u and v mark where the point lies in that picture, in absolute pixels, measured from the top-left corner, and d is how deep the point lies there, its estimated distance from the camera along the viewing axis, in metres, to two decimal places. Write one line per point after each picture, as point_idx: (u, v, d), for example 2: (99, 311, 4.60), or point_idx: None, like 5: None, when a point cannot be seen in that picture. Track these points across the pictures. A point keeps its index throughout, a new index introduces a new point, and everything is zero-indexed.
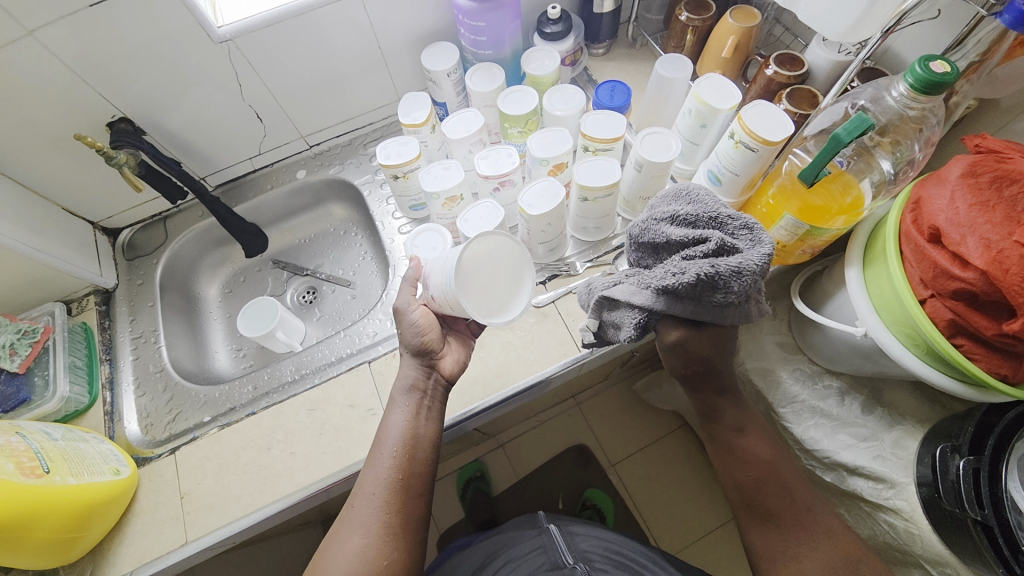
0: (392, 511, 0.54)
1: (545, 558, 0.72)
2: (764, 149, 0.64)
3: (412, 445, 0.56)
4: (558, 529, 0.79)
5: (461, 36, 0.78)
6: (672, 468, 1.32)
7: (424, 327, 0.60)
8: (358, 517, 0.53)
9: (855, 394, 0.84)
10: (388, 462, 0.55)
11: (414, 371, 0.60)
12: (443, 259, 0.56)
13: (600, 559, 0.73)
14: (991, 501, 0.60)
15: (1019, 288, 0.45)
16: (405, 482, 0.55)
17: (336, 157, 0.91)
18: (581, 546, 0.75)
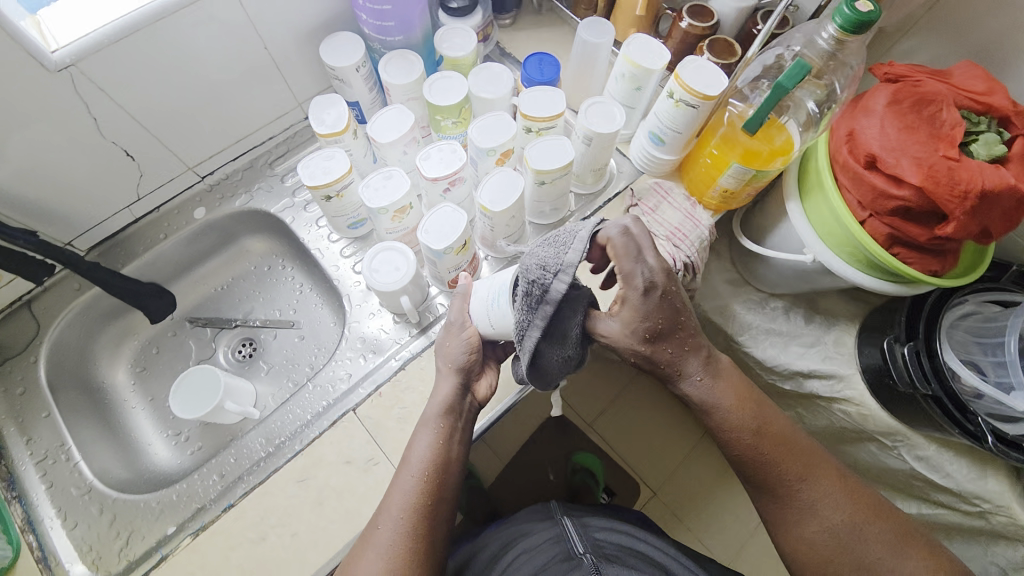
0: (418, 537, 0.51)
1: (557, 548, 0.69)
2: (704, 104, 0.65)
3: (442, 466, 0.54)
4: (573, 524, 0.74)
5: (363, 22, 0.68)
6: (639, 420, 1.39)
7: (471, 346, 0.58)
8: (381, 544, 0.50)
9: (797, 308, 0.94)
10: (417, 483, 0.53)
11: (451, 390, 0.58)
12: (491, 280, 0.58)
13: (613, 549, 0.70)
14: (934, 374, 0.71)
15: (951, 196, 0.52)
16: (434, 504, 0.53)
17: (238, 185, 0.77)
18: (594, 536, 0.73)
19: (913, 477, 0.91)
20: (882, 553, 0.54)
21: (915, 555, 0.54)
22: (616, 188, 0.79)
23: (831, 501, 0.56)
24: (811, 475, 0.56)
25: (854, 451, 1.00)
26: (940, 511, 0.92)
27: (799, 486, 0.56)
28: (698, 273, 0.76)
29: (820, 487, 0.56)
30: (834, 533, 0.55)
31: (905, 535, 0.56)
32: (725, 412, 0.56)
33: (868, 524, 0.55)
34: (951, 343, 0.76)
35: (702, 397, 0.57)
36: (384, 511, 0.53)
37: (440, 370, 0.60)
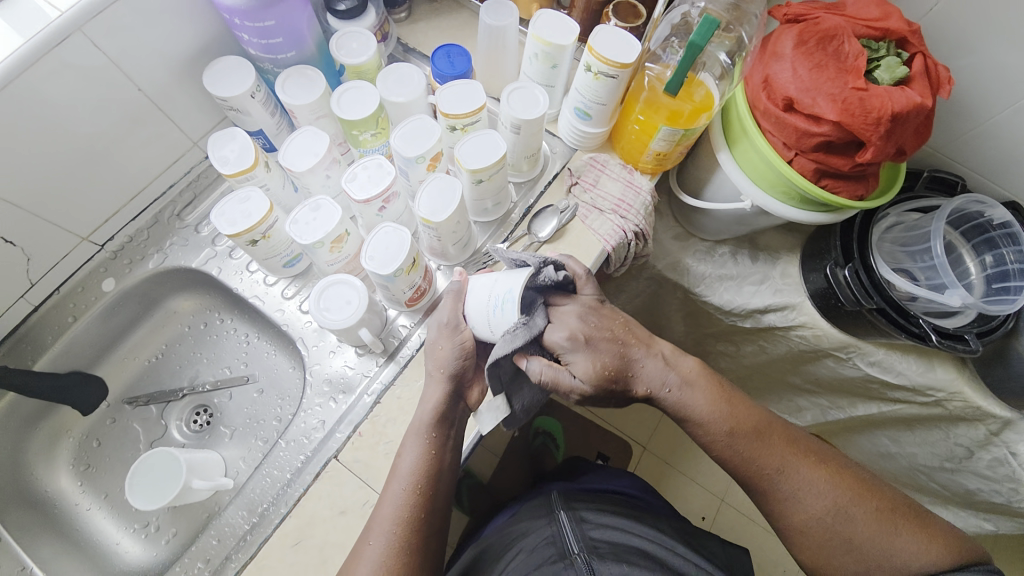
0: (409, 550, 0.51)
1: (551, 549, 0.68)
2: (623, 73, 0.64)
3: (431, 478, 0.55)
4: (570, 522, 0.72)
5: (246, 43, 0.62)
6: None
7: (464, 351, 0.57)
8: (371, 557, 0.50)
9: (742, 249, 0.98)
10: (407, 495, 0.53)
11: (442, 396, 0.57)
12: (490, 283, 0.55)
13: (608, 547, 0.68)
14: (876, 288, 0.76)
15: (866, 124, 0.55)
16: (424, 519, 0.53)
17: (147, 244, 0.70)
18: (589, 534, 0.71)
19: (870, 382, 0.99)
20: (870, 531, 0.55)
21: (900, 527, 0.55)
22: (553, 170, 0.78)
23: (814, 486, 0.57)
24: (790, 464, 0.58)
25: (815, 368, 1.08)
26: (897, 406, 1.01)
27: (780, 476, 0.58)
28: (648, 237, 0.76)
29: (801, 472, 0.58)
30: (822, 518, 0.56)
31: (893, 513, 0.56)
32: (701, 413, 0.58)
33: (852, 506, 0.56)
34: (881, 254, 0.83)
35: (675, 402, 0.59)
36: (375, 527, 0.53)
37: (430, 374, 0.59)
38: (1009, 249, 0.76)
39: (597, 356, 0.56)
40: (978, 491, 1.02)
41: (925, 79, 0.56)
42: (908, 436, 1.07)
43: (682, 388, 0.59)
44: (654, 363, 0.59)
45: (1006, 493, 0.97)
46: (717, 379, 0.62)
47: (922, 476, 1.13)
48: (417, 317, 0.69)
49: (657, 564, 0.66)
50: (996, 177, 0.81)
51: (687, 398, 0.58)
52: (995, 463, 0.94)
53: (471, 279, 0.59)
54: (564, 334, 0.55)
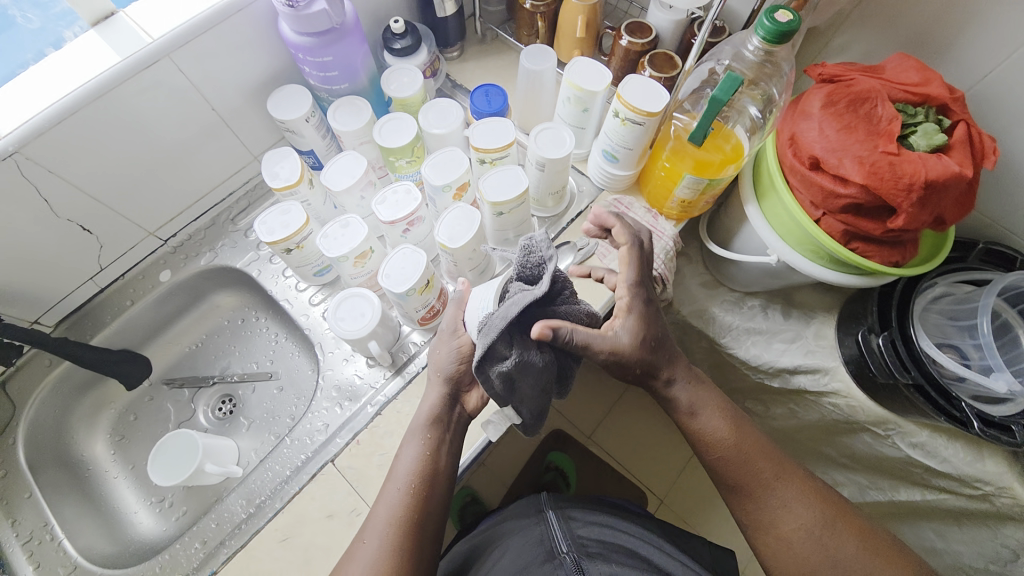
0: (405, 549, 0.52)
1: (539, 548, 0.69)
2: (649, 121, 0.66)
3: (428, 478, 0.56)
4: (557, 521, 0.73)
5: (308, 75, 0.70)
6: (643, 436, 1.37)
7: (461, 354, 0.60)
8: (364, 555, 0.51)
9: (774, 304, 0.94)
10: (403, 495, 0.55)
11: (439, 399, 0.60)
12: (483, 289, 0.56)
13: (596, 545, 0.69)
14: (913, 362, 0.71)
15: (896, 190, 0.53)
16: (419, 519, 0.54)
17: (202, 243, 0.78)
18: (576, 533, 0.71)
19: (911, 465, 0.91)
20: (851, 548, 0.58)
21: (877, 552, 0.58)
22: (578, 208, 0.80)
23: (805, 499, 0.60)
24: (784, 480, 0.61)
25: (850, 441, 1.00)
26: (943, 496, 0.91)
27: (772, 490, 0.60)
28: (668, 282, 0.75)
29: (794, 486, 0.61)
30: (807, 531, 0.59)
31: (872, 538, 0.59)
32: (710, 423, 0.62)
33: (837, 524, 0.59)
34: (925, 325, 0.77)
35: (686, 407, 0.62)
36: (370, 525, 0.54)
37: (430, 378, 0.62)
38: None
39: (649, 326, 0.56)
40: None
41: (965, 148, 0.54)
42: (955, 532, 0.96)
43: (694, 401, 0.62)
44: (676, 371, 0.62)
45: None
46: (725, 402, 0.64)
47: None
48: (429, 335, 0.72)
49: (643, 563, 0.67)
50: None
51: (701, 410, 0.62)
52: None
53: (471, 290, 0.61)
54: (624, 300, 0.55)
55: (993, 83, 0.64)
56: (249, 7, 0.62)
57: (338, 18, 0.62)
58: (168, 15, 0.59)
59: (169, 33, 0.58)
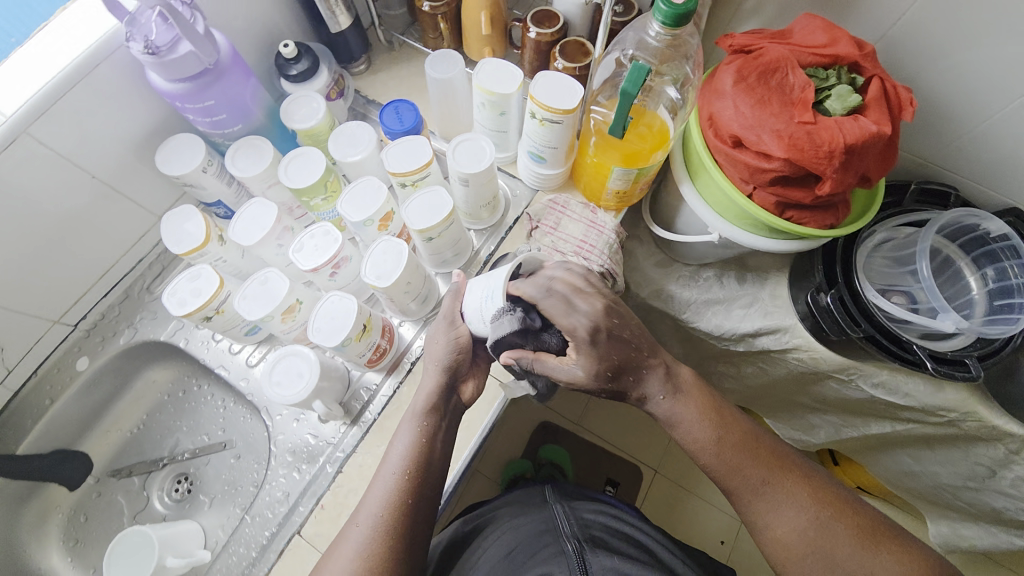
0: (398, 535, 0.51)
1: (541, 530, 0.66)
2: (567, 118, 0.62)
3: (422, 463, 0.55)
4: (562, 506, 0.71)
5: (194, 122, 0.63)
6: (630, 414, 1.37)
7: (459, 345, 0.58)
8: (356, 537, 0.50)
9: (728, 272, 0.94)
10: (396, 481, 0.53)
11: (437, 386, 0.58)
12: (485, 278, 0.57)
13: (600, 534, 0.66)
14: (862, 315, 0.72)
15: (817, 158, 0.52)
16: (415, 503, 0.53)
17: (118, 320, 0.72)
18: (582, 514, 0.70)
19: (878, 402, 0.93)
20: (848, 547, 0.53)
21: (883, 549, 0.52)
22: (515, 213, 0.76)
23: (792, 500, 0.55)
24: (768, 480, 0.56)
25: (820, 389, 1.01)
26: (911, 425, 0.95)
27: (762, 491, 0.56)
28: (617, 276, 0.74)
29: (782, 488, 0.56)
30: (798, 533, 0.54)
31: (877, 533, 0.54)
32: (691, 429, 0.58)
33: (831, 523, 0.54)
34: (869, 273, 0.78)
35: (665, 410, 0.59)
36: (363, 509, 0.52)
37: (427, 367, 0.60)
38: (1012, 262, 0.70)
39: (609, 354, 0.54)
40: (1004, 511, 0.97)
41: (881, 105, 0.53)
42: (927, 454, 1.01)
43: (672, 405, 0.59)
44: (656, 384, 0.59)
45: None
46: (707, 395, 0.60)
47: (945, 492, 1.06)
48: (383, 375, 0.68)
49: (646, 554, 0.65)
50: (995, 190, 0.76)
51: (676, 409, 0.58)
52: (1020, 483, 0.88)
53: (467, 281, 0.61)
54: (584, 323, 0.53)
55: (907, 26, 0.64)
56: (108, 60, 0.55)
57: (210, 58, 0.56)
58: (11, 86, 0.52)
59: (20, 105, 0.51)
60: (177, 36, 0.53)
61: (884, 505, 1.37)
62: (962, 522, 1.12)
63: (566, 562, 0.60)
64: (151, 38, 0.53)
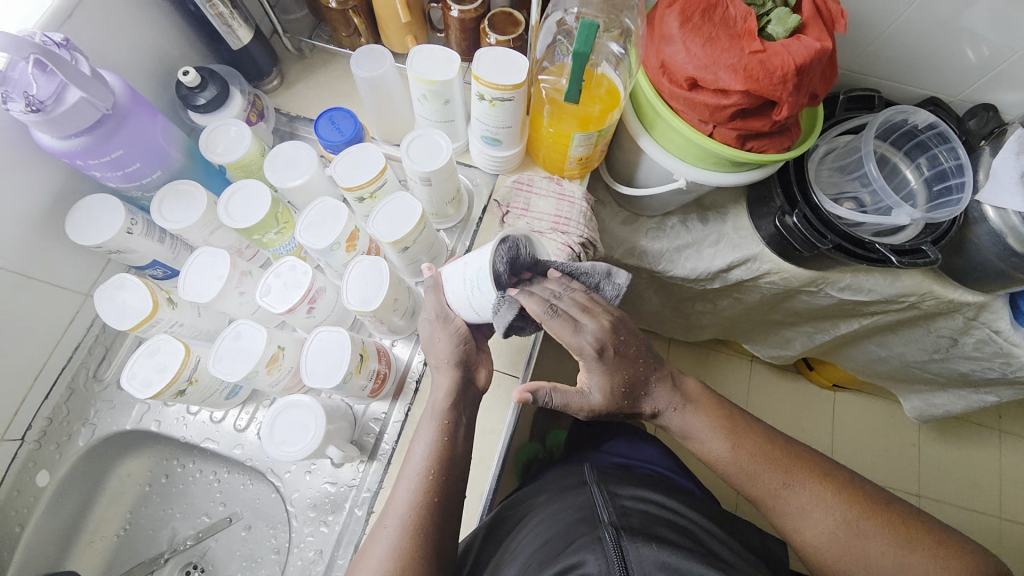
0: (422, 538, 0.48)
1: (575, 521, 0.59)
2: (517, 93, 0.60)
3: (446, 463, 0.51)
4: (600, 488, 0.65)
5: (103, 179, 0.55)
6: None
7: (462, 338, 0.55)
8: (386, 540, 0.48)
9: (691, 215, 0.96)
10: (421, 482, 0.50)
11: (452, 382, 0.54)
12: (465, 263, 0.53)
13: (640, 519, 0.59)
14: (827, 228, 0.75)
15: (773, 85, 0.53)
16: (440, 502, 0.50)
17: (69, 420, 0.63)
18: (622, 503, 0.63)
19: (846, 304, 1.00)
20: (884, 551, 0.50)
21: (910, 548, 0.50)
22: (481, 204, 0.74)
23: (819, 504, 0.52)
24: (794, 481, 0.53)
25: (792, 305, 1.07)
26: (877, 318, 1.03)
27: (789, 493, 0.53)
28: (596, 244, 0.73)
29: (807, 490, 0.53)
30: (830, 540, 0.51)
31: (908, 525, 0.51)
32: (705, 440, 0.55)
33: (862, 522, 0.51)
34: (821, 186, 0.83)
35: (679, 425, 0.56)
36: (389, 510, 0.50)
37: (437, 365, 0.56)
38: (939, 149, 0.78)
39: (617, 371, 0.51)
40: (970, 372, 1.07)
41: (818, 21, 0.54)
42: (894, 339, 1.10)
43: (682, 411, 0.56)
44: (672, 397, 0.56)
45: (997, 367, 1.02)
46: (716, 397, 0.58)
47: (914, 368, 1.17)
48: (389, 401, 0.64)
49: (689, 541, 0.58)
50: (908, 80, 0.84)
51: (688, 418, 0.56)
52: (980, 344, 0.98)
53: (444, 269, 0.56)
54: (591, 341, 0.49)
55: None
56: None
57: (106, 101, 0.48)
58: None
59: None
60: (61, 83, 0.45)
61: (860, 395, 1.49)
62: (931, 391, 1.25)
63: (602, 549, 0.54)
64: (31, 92, 0.45)
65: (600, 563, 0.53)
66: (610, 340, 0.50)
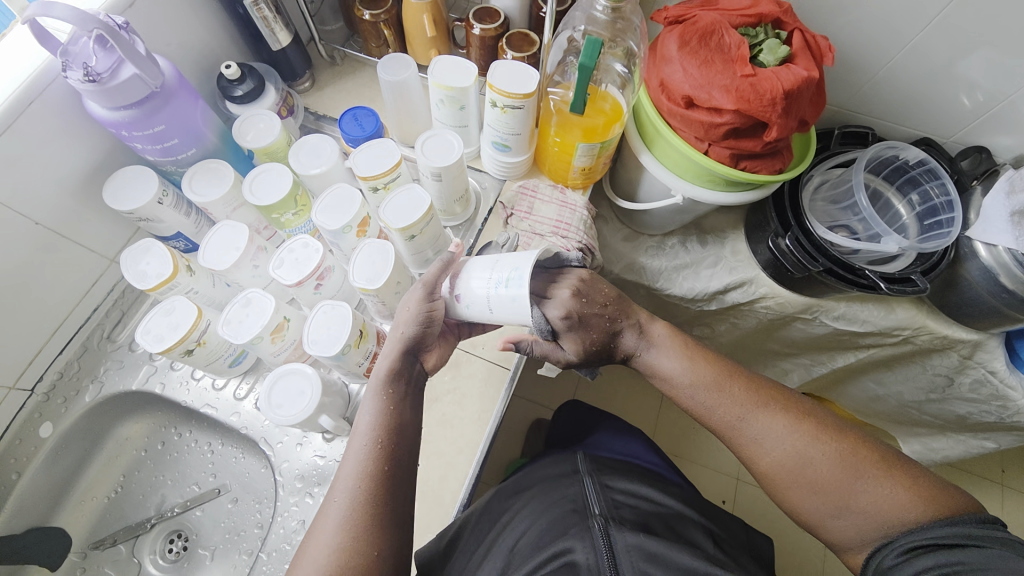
0: (373, 510, 0.47)
1: (563, 509, 0.62)
2: (527, 102, 0.64)
3: (396, 433, 0.51)
4: (593, 482, 0.67)
5: (142, 152, 0.60)
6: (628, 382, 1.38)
7: (428, 321, 0.55)
8: (335, 513, 0.46)
9: (691, 237, 0.99)
10: (371, 448, 0.50)
11: (399, 360, 0.55)
12: (492, 263, 0.55)
13: (632, 514, 0.62)
14: (819, 251, 0.78)
15: (763, 106, 0.57)
16: (391, 472, 0.49)
17: (80, 376, 0.66)
18: (613, 497, 0.65)
19: (841, 336, 1.01)
20: (836, 472, 0.51)
21: (866, 472, 0.51)
22: (487, 207, 0.78)
23: (774, 430, 0.54)
24: (749, 408, 0.56)
25: (788, 333, 1.08)
26: (873, 352, 1.03)
27: (743, 423, 0.55)
28: (594, 253, 0.77)
29: (762, 417, 0.55)
30: (784, 465, 0.53)
31: (865, 451, 0.52)
32: (670, 376, 0.60)
33: (816, 444, 0.52)
34: (815, 214, 0.86)
35: (648, 364, 0.61)
36: (338, 482, 0.48)
37: (390, 337, 0.56)
38: (930, 184, 0.82)
39: (587, 333, 0.58)
40: (968, 415, 1.06)
41: (807, 53, 0.59)
42: (890, 376, 1.10)
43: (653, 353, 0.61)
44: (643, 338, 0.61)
45: (995, 411, 1.01)
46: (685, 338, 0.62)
47: (912, 408, 1.16)
48: None
49: (675, 536, 0.60)
50: (902, 120, 0.88)
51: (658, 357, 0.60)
52: (977, 385, 0.98)
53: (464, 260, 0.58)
54: (558, 313, 0.56)
55: None
56: (42, 95, 0.52)
57: (156, 80, 0.54)
58: None
59: None
60: (118, 59, 0.51)
61: None
62: (930, 435, 1.23)
63: (591, 539, 0.56)
64: (90, 65, 0.50)
65: (588, 552, 0.55)
66: (575, 307, 0.57)
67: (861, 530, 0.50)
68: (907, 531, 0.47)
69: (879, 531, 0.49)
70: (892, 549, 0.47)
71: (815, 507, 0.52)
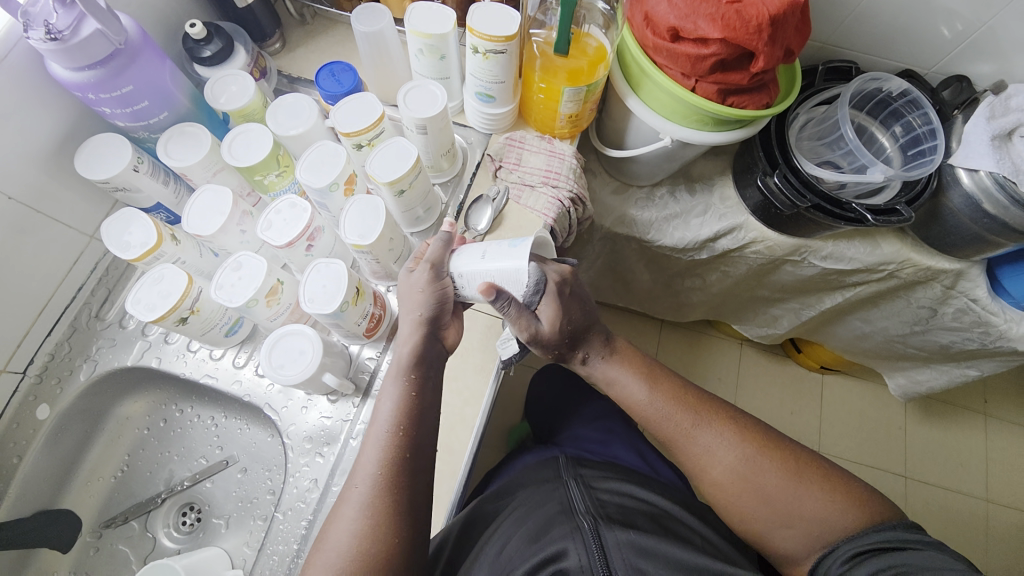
0: (396, 503, 0.48)
1: (552, 505, 0.63)
2: (510, 46, 0.63)
3: (416, 418, 0.52)
4: (576, 482, 0.67)
5: (111, 117, 0.57)
6: None
7: (442, 299, 0.56)
8: (356, 498, 0.48)
9: (679, 186, 0.99)
10: (390, 436, 0.51)
11: (421, 334, 0.56)
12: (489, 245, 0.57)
13: (619, 512, 0.62)
14: (806, 187, 0.79)
15: (749, 34, 0.56)
16: (411, 460, 0.50)
17: (72, 357, 0.65)
18: (599, 496, 0.65)
19: (829, 276, 1.03)
20: (777, 480, 0.57)
21: (804, 481, 0.57)
22: (474, 162, 0.77)
23: (721, 442, 0.60)
24: (700, 422, 0.61)
25: (777, 278, 1.10)
26: (859, 290, 1.05)
27: (695, 435, 0.60)
28: (585, 204, 0.76)
29: (711, 430, 0.60)
30: (731, 476, 0.59)
31: (804, 463, 0.59)
32: (627, 394, 0.63)
33: (757, 456, 0.59)
34: (802, 152, 0.87)
35: (592, 368, 0.64)
36: (359, 470, 0.50)
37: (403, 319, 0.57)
38: (912, 115, 0.83)
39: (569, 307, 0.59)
40: (951, 344, 1.10)
41: None
42: (877, 313, 1.12)
43: (611, 368, 0.64)
44: (593, 356, 0.64)
45: (977, 338, 1.04)
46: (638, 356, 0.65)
47: (898, 342, 1.19)
48: (382, 344, 0.66)
49: (660, 529, 0.61)
50: (885, 52, 0.88)
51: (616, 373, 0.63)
52: (959, 314, 1.01)
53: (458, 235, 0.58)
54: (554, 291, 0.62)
55: None
56: (1, 61, 0.50)
57: (120, 36, 0.51)
58: None
59: None
60: (80, 15, 0.48)
61: (847, 378, 1.51)
62: (915, 368, 1.28)
63: (581, 537, 0.57)
64: (51, 22, 0.47)
65: (580, 553, 0.55)
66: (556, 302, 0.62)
67: (801, 536, 0.56)
68: (847, 539, 0.54)
69: (820, 540, 0.55)
70: (837, 557, 0.53)
71: (763, 515, 0.58)
